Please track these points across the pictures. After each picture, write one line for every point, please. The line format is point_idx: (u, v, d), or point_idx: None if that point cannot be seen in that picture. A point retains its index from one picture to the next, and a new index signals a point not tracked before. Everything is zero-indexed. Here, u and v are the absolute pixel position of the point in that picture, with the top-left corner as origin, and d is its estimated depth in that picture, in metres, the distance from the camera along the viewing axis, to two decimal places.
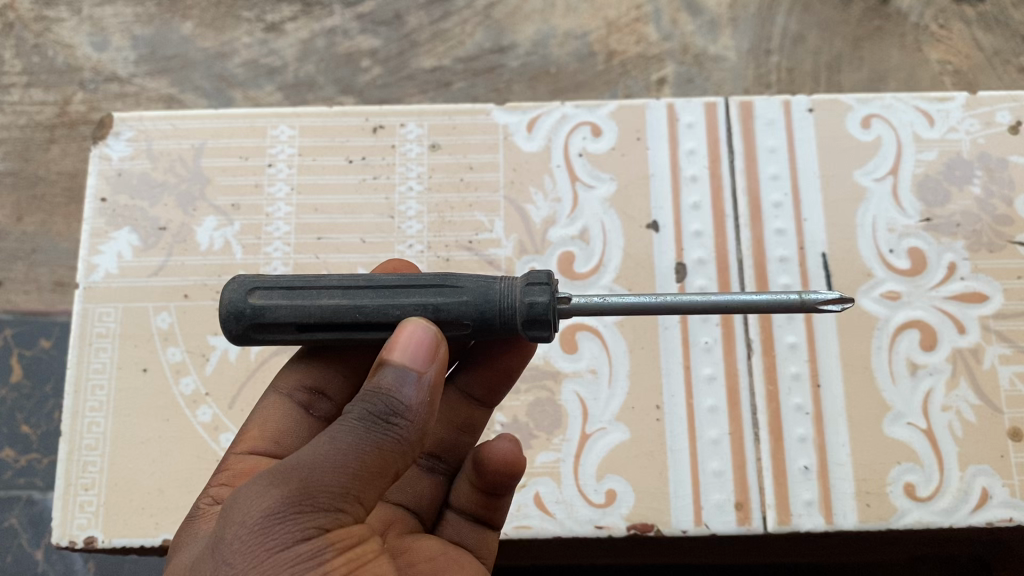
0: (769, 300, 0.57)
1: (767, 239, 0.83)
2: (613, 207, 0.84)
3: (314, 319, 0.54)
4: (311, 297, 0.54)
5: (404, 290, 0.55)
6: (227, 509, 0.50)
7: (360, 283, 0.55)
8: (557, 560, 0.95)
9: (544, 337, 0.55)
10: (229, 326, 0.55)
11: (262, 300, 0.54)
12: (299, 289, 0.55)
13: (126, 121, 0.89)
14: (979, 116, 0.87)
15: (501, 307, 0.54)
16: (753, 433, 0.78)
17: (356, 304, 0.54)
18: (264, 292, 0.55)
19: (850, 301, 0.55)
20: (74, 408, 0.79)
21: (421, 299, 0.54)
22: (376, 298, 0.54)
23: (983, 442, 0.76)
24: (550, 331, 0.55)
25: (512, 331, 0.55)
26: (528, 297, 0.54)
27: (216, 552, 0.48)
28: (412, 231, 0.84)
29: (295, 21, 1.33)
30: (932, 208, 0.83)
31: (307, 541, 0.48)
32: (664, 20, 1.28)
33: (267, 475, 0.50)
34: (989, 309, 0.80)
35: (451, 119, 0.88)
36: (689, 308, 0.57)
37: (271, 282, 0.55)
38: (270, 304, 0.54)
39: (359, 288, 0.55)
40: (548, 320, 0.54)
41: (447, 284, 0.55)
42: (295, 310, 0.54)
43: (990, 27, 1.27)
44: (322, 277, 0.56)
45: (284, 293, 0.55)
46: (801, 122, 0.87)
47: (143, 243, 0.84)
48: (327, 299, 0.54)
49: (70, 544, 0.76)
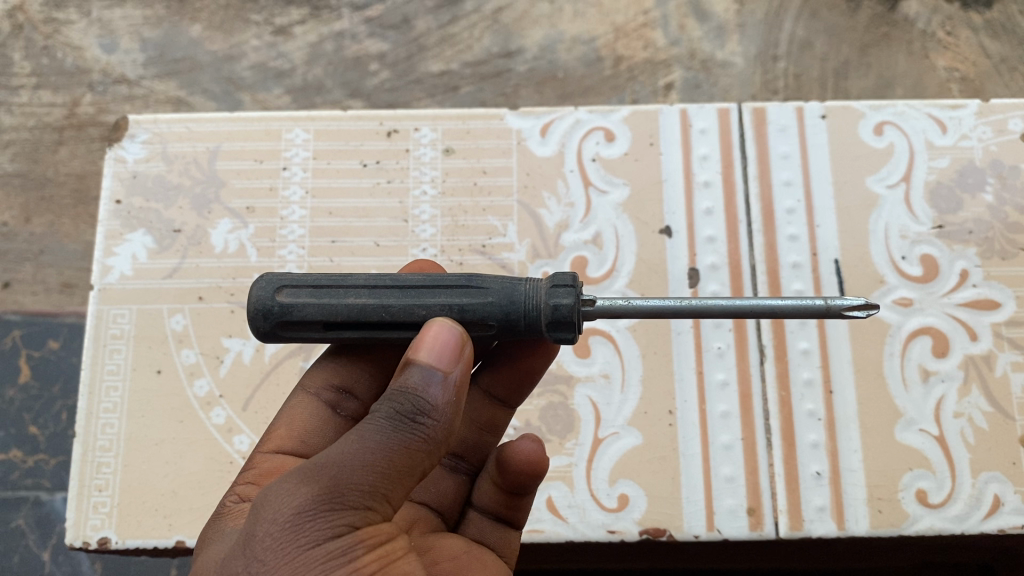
0: (791, 306, 0.57)
1: (780, 245, 0.83)
2: (626, 213, 0.84)
3: (341, 317, 0.55)
4: (338, 295, 0.55)
5: (430, 289, 0.55)
6: (257, 507, 0.50)
7: (387, 282, 0.55)
8: (567, 564, 0.95)
9: (569, 338, 0.55)
10: (257, 324, 0.55)
11: (290, 298, 0.55)
12: (327, 288, 0.55)
13: (141, 123, 0.89)
14: (991, 124, 0.87)
15: (526, 308, 0.55)
16: (765, 438, 0.78)
17: (382, 303, 0.55)
18: (292, 291, 0.55)
19: (875, 307, 0.55)
20: (88, 409, 0.80)
21: (446, 299, 0.55)
22: (402, 298, 0.55)
23: (996, 449, 0.77)
24: (573, 335, 0.55)
25: (536, 333, 0.55)
26: (553, 299, 0.55)
27: (247, 549, 0.48)
28: (426, 234, 0.84)
29: (303, 24, 1.33)
30: (944, 215, 0.84)
31: (337, 538, 0.48)
32: (672, 26, 1.29)
33: (296, 473, 0.50)
34: (1001, 317, 0.80)
35: (465, 124, 0.88)
36: (712, 311, 0.58)
37: (298, 280, 0.56)
38: (297, 302, 0.55)
39: (385, 287, 0.55)
40: (572, 322, 0.54)
41: (472, 284, 0.55)
42: (323, 308, 0.55)
43: (997, 34, 1.27)
44: (349, 276, 0.56)
45: (311, 291, 0.55)
46: (813, 128, 0.87)
47: (158, 245, 0.85)
48: (353, 297, 0.55)
49: (84, 545, 0.76)
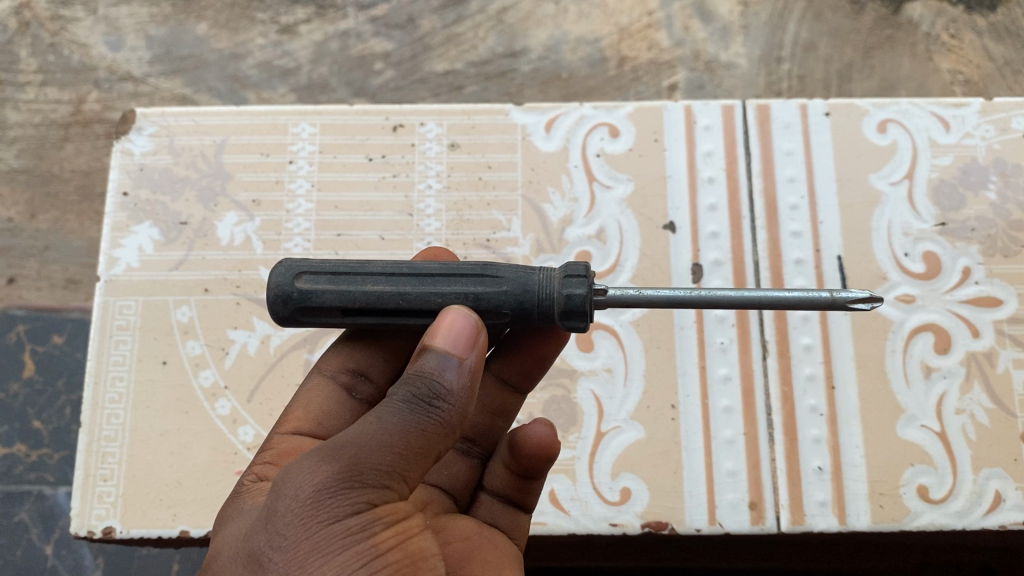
0: (796, 298, 0.57)
1: (783, 241, 0.83)
2: (630, 208, 0.85)
3: (359, 303, 0.55)
4: (357, 282, 0.55)
5: (446, 278, 0.55)
6: (278, 484, 0.50)
7: (404, 270, 0.56)
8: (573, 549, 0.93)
9: (581, 328, 0.56)
10: (276, 308, 0.56)
11: (309, 284, 0.55)
12: (345, 274, 0.56)
13: (148, 117, 0.89)
14: (995, 122, 0.87)
15: (540, 298, 0.55)
16: (767, 433, 0.78)
17: (400, 290, 0.55)
18: (312, 280, 0.55)
19: (880, 301, 0.55)
20: (94, 399, 0.80)
21: (462, 287, 0.55)
22: (418, 286, 0.55)
23: (997, 445, 0.77)
24: (583, 323, 0.55)
25: (548, 321, 0.56)
26: (566, 289, 0.55)
27: (270, 525, 0.49)
28: (430, 229, 0.85)
29: (309, 23, 1.34)
30: (947, 213, 0.84)
31: (357, 515, 0.48)
32: (676, 27, 1.29)
33: (317, 452, 0.50)
34: (1003, 314, 0.80)
35: (470, 119, 0.89)
36: (722, 302, 0.58)
37: (318, 266, 0.56)
38: (317, 289, 0.55)
39: (402, 275, 0.55)
40: (584, 312, 0.55)
41: (487, 273, 0.56)
42: (342, 295, 0.55)
43: (1002, 37, 1.27)
44: (368, 262, 0.56)
45: (331, 278, 0.56)
46: (817, 126, 0.87)
47: (164, 237, 0.85)
48: (372, 285, 0.55)
49: (89, 534, 0.76)
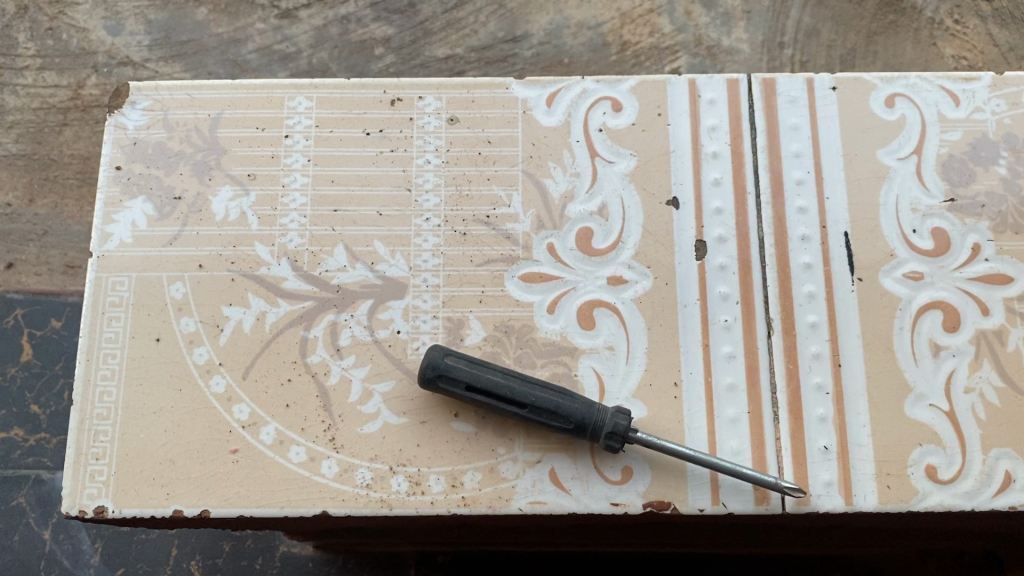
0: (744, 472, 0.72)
1: (789, 217, 0.82)
2: (632, 183, 0.83)
3: (483, 383, 0.73)
4: (484, 369, 0.74)
5: (541, 386, 0.74)
6: None
7: (517, 375, 0.74)
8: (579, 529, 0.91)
9: (613, 447, 0.73)
10: (424, 371, 0.74)
11: (452, 361, 0.74)
12: (477, 362, 0.74)
13: (142, 91, 0.87)
14: (1005, 97, 0.85)
15: (600, 416, 0.73)
16: (772, 412, 0.76)
17: (512, 385, 0.73)
18: (448, 379, 0.73)
19: (797, 491, 0.71)
20: (85, 376, 0.78)
21: (551, 395, 0.73)
22: (524, 385, 0.73)
23: (1007, 424, 0.75)
24: (621, 442, 0.73)
25: (596, 437, 0.73)
26: (614, 416, 0.73)
27: None
28: (429, 204, 0.83)
29: (309, 7, 1.32)
30: (956, 189, 0.82)
31: None
32: (679, 12, 1.28)
33: None
34: (1013, 291, 0.79)
35: (470, 93, 0.87)
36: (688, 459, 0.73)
37: (458, 353, 0.75)
38: (456, 366, 0.74)
39: (515, 375, 0.74)
40: (624, 435, 0.72)
41: (568, 394, 0.74)
42: (473, 375, 0.73)
43: (1006, 23, 1.25)
44: (490, 364, 0.75)
45: (467, 361, 0.74)
46: (824, 100, 0.85)
47: (157, 213, 0.83)
48: (495, 373, 0.74)
49: (80, 514, 0.75)
